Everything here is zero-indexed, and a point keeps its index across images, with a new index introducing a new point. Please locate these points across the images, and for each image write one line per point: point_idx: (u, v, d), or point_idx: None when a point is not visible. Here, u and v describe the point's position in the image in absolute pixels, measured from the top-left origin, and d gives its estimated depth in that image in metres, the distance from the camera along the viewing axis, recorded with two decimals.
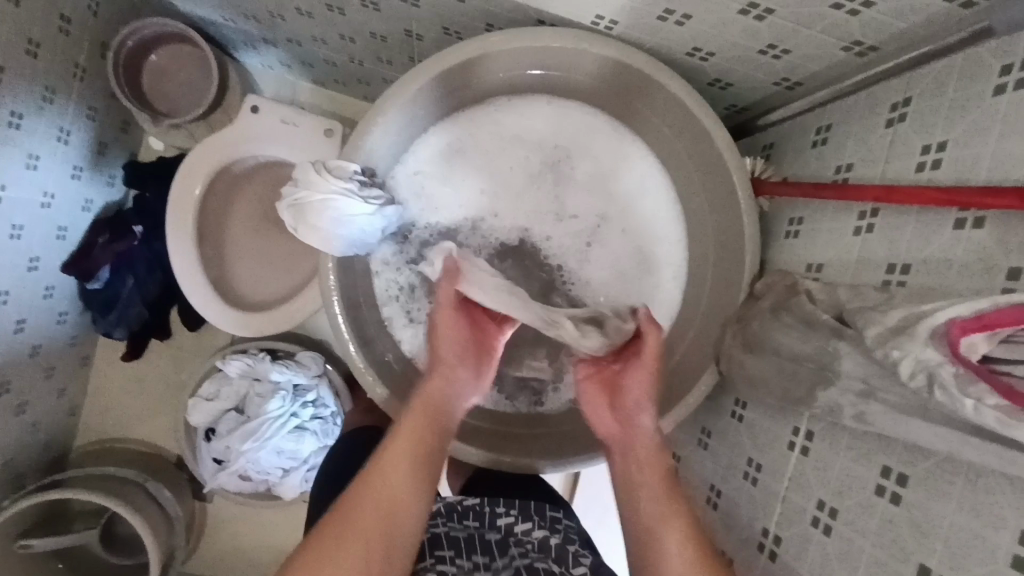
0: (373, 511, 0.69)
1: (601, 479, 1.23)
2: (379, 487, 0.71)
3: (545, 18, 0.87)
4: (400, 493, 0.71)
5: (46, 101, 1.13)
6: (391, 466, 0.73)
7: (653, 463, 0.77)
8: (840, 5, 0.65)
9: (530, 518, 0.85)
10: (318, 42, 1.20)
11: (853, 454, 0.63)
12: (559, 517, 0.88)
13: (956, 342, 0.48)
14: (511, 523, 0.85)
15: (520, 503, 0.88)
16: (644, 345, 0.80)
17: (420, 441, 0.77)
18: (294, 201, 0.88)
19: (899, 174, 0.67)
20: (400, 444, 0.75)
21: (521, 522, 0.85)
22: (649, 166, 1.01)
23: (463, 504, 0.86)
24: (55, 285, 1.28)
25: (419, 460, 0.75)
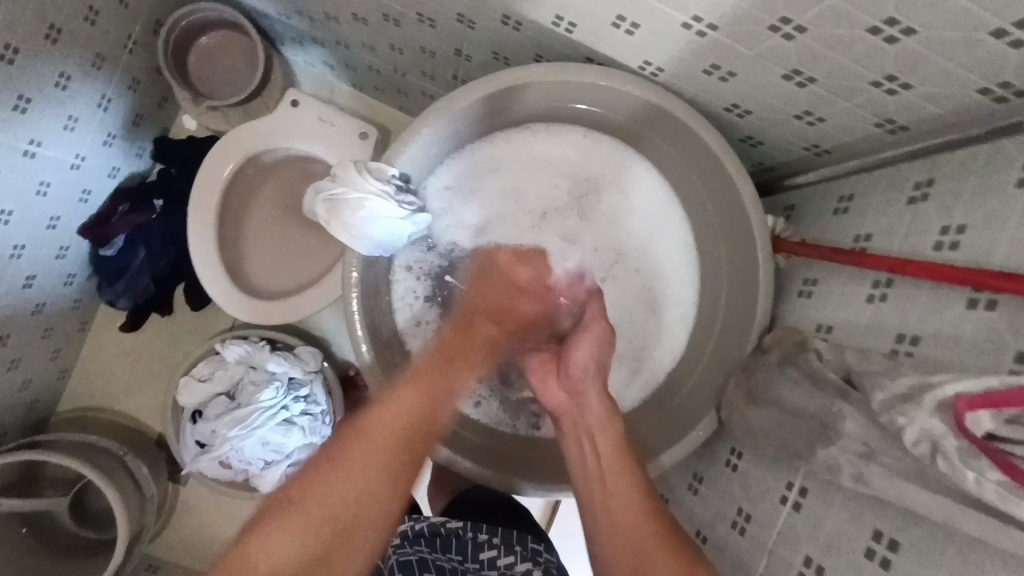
0: (348, 484, 0.65)
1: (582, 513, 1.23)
2: (357, 455, 0.66)
3: (593, 56, 0.90)
4: (379, 461, 0.67)
5: (94, 67, 1.16)
6: (376, 437, 0.68)
7: (604, 435, 0.77)
8: (879, 83, 0.68)
9: (512, 551, 0.83)
10: (366, 49, 1.23)
11: (846, 514, 0.64)
12: (539, 550, 0.86)
13: (961, 415, 0.49)
14: (493, 557, 0.82)
15: (504, 532, 0.86)
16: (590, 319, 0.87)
17: (413, 414, 0.71)
18: (330, 195, 0.91)
19: (916, 249, 0.70)
20: (387, 413, 0.70)
21: (504, 555, 0.82)
22: (672, 208, 1.03)
23: (446, 526, 0.84)
24: (69, 247, 1.28)
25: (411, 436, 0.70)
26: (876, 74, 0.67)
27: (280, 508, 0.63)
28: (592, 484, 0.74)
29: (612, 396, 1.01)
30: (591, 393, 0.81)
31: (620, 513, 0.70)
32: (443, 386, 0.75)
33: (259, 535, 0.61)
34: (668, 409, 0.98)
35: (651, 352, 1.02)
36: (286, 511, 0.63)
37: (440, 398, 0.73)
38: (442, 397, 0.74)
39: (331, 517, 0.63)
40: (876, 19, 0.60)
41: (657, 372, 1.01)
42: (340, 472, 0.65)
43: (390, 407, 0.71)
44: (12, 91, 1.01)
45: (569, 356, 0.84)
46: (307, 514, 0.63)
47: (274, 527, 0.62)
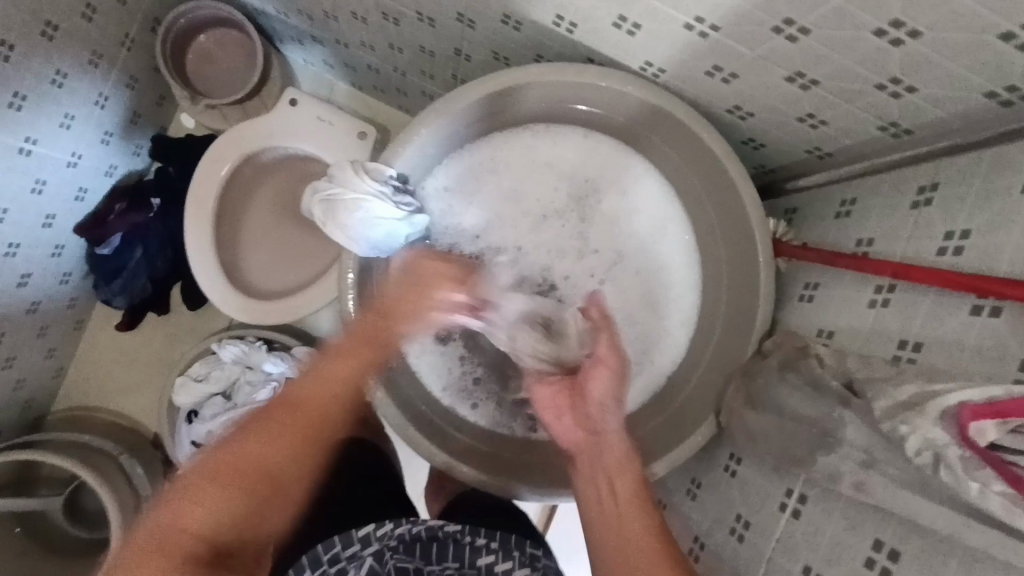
0: (239, 477, 0.67)
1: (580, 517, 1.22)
2: (273, 438, 0.69)
3: (594, 57, 0.89)
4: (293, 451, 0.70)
5: (91, 65, 1.15)
6: (295, 411, 0.71)
7: (618, 448, 0.75)
8: (883, 86, 0.67)
9: (509, 556, 0.82)
10: (365, 47, 1.22)
11: (846, 523, 0.63)
12: (537, 556, 0.85)
13: (965, 424, 0.48)
14: (489, 562, 0.81)
15: (501, 536, 0.85)
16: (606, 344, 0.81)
17: (301, 418, 0.71)
18: (326, 196, 0.89)
19: (919, 254, 0.69)
20: (333, 389, 0.74)
21: (501, 561, 0.81)
22: (673, 211, 1.02)
23: (443, 530, 0.82)
24: (65, 245, 1.27)
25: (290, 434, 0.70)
26: (881, 77, 0.66)
27: (212, 469, 0.67)
28: (592, 507, 0.72)
29: None
30: (609, 427, 0.77)
31: (616, 512, 0.70)
32: (345, 382, 0.74)
33: (190, 499, 0.65)
34: (667, 413, 0.97)
35: (651, 355, 1.01)
36: (217, 479, 0.67)
37: (341, 395, 0.74)
38: (344, 394, 0.74)
39: (252, 485, 0.68)
40: (880, 21, 0.60)
41: (656, 376, 1.00)
42: (255, 447, 0.69)
43: (290, 393, 0.72)
44: (7, 88, 1.00)
45: (588, 396, 0.79)
46: (238, 485, 0.67)
47: (201, 494, 0.66)
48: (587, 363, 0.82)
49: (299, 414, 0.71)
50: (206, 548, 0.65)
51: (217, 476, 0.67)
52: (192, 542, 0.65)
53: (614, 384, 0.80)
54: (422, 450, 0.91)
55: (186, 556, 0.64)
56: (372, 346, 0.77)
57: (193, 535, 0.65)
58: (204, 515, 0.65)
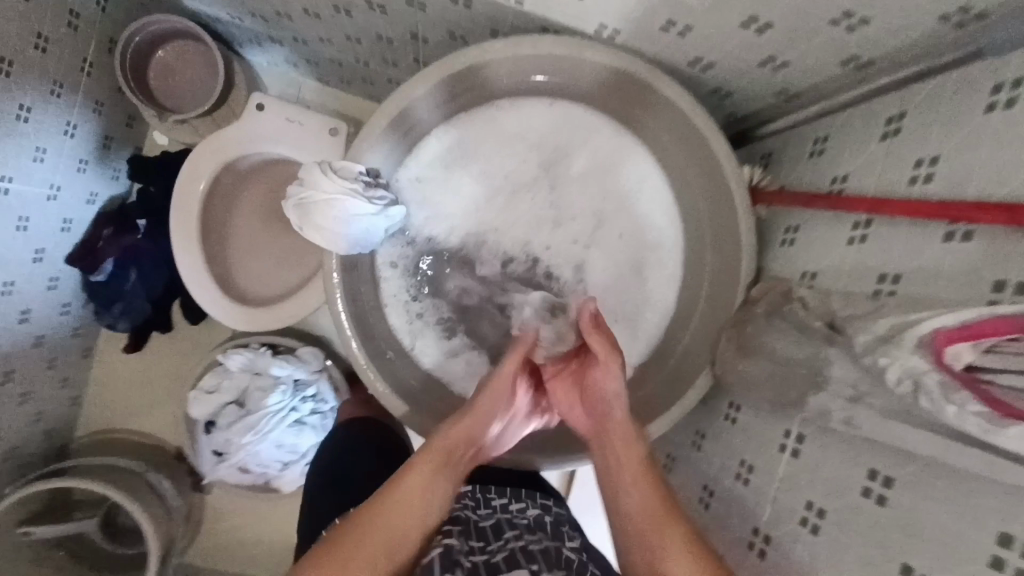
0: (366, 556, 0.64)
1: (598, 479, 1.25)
2: (391, 526, 0.67)
3: (549, 26, 0.88)
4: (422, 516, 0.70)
5: (54, 94, 1.15)
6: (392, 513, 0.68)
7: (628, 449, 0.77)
8: (837, 21, 0.67)
9: (522, 500, 0.86)
10: (324, 42, 1.21)
11: (843, 457, 0.65)
12: (549, 504, 0.89)
13: (941, 350, 0.51)
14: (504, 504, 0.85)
15: (512, 490, 0.88)
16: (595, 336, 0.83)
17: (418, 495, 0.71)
18: (299, 200, 0.91)
19: (891, 187, 0.69)
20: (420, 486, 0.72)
21: (514, 502, 0.85)
22: (649, 168, 1.02)
23: (458, 488, 0.85)
24: (59, 277, 1.29)
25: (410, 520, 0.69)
26: (834, 13, 0.66)
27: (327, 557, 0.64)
28: (626, 497, 0.73)
29: None
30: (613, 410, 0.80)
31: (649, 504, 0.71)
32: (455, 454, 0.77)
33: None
34: (666, 370, 0.99)
35: (644, 312, 1.02)
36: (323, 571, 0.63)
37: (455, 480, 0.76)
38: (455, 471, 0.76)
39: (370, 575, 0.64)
40: None
41: (651, 336, 1.01)
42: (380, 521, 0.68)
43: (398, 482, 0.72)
44: None
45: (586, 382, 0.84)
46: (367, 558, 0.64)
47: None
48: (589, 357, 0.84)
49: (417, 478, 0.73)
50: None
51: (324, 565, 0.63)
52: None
53: (609, 370, 0.81)
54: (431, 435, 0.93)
55: None
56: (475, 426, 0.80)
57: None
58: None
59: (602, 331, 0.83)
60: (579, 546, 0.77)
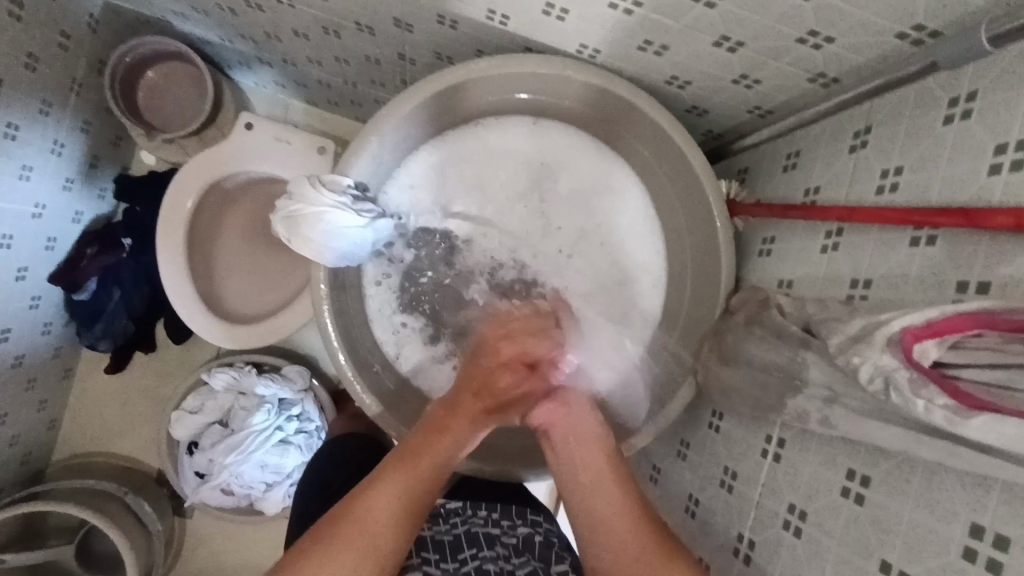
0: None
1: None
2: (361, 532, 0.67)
3: (533, 45, 0.91)
4: (390, 533, 0.68)
5: (42, 113, 1.16)
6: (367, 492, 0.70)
7: (592, 452, 0.80)
8: (804, 40, 0.70)
9: (512, 517, 0.88)
10: (313, 64, 1.24)
11: (821, 460, 0.66)
12: (540, 521, 0.90)
13: (909, 347, 0.51)
14: (494, 519, 0.87)
15: (502, 506, 0.90)
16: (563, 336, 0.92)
17: (388, 517, 0.69)
18: (287, 213, 0.92)
19: (861, 196, 0.72)
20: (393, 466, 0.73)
21: (504, 518, 0.87)
22: (630, 182, 1.05)
23: (446, 506, 0.88)
24: (41, 296, 1.28)
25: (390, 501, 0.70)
26: (800, 31, 0.69)
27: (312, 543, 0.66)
28: (596, 497, 0.76)
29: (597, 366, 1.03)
30: (576, 399, 0.86)
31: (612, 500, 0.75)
32: (426, 470, 0.74)
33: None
34: (649, 381, 1.01)
35: (629, 321, 1.03)
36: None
37: (424, 498, 0.73)
38: (427, 485, 0.74)
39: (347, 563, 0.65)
40: None
41: (636, 346, 1.03)
42: (343, 539, 0.66)
43: (366, 498, 0.69)
44: None
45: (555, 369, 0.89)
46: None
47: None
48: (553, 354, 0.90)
49: (387, 496, 0.70)
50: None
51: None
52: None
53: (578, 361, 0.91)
54: None
55: None
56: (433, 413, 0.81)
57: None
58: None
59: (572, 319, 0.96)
60: (568, 570, 0.81)
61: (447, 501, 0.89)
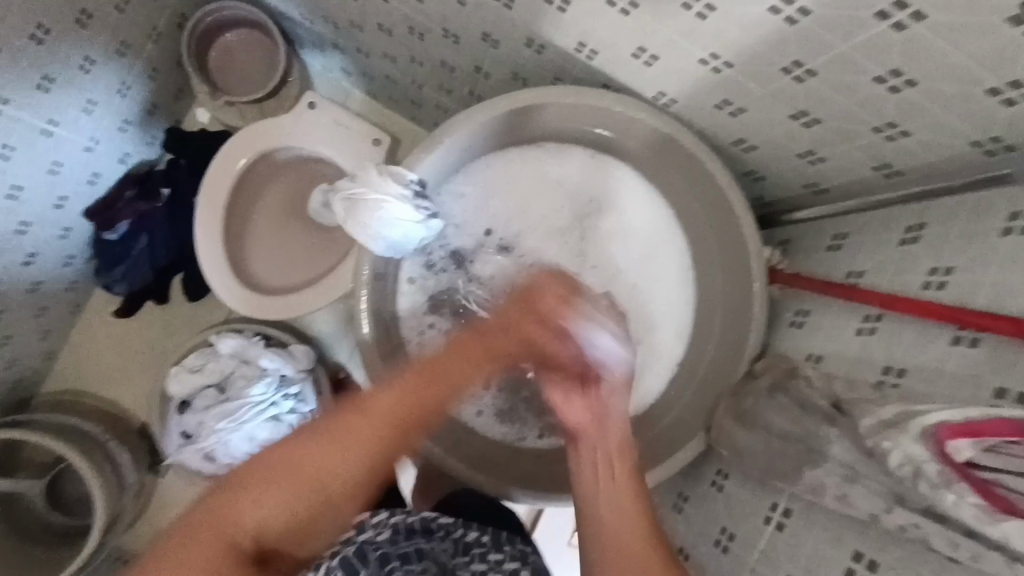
0: (296, 489, 0.63)
1: (566, 529, 1.24)
2: (315, 469, 0.63)
3: (610, 83, 0.95)
4: (352, 470, 0.64)
5: (118, 54, 1.19)
6: (341, 436, 0.64)
7: (618, 459, 0.73)
8: (879, 129, 0.73)
9: (501, 549, 0.85)
10: (386, 59, 1.27)
11: (828, 536, 0.66)
12: (528, 552, 0.88)
13: (943, 442, 0.52)
14: (482, 551, 0.84)
15: (493, 531, 0.88)
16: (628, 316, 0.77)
17: (358, 448, 0.64)
18: (348, 195, 0.96)
19: (904, 288, 0.74)
20: (383, 407, 0.65)
21: (493, 552, 0.84)
22: (673, 232, 1.06)
23: (436, 522, 0.84)
24: (73, 228, 1.29)
25: (362, 454, 0.64)
26: (877, 120, 0.72)
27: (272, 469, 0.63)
28: (602, 506, 0.70)
29: None
30: (614, 413, 0.75)
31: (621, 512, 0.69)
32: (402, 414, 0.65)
33: (243, 498, 0.62)
34: (657, 429, 1.02)
35: (648, 368, 1.04)
36: (255, 478, 0.63)
37: (408, 440, 0.66)
38: (400, 435, 0.65)
39: (295, 500, 0.63)
40: (879, 69, 0.66)
41: (647, 396, 1.03)
42: (314, 455, 0.64)
43: (346, 430, 0.64)
44: (36, 70, 1.04)
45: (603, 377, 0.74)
46: (293, 490, 0.63)
47: (257, 495, 0.63)
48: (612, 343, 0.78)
49: (363, 426, 0.65)
50: (252, 546, 0.62)
51: (255, 473, 0.63)
52: (245, 539, 0.62)
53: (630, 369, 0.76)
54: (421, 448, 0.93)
55: (230, 549, 0.61)
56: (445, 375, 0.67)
57: (247, 532, 0.62)
58: (261, 514, 0.62)
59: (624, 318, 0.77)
60: None
61: (438, 515, 0.85)
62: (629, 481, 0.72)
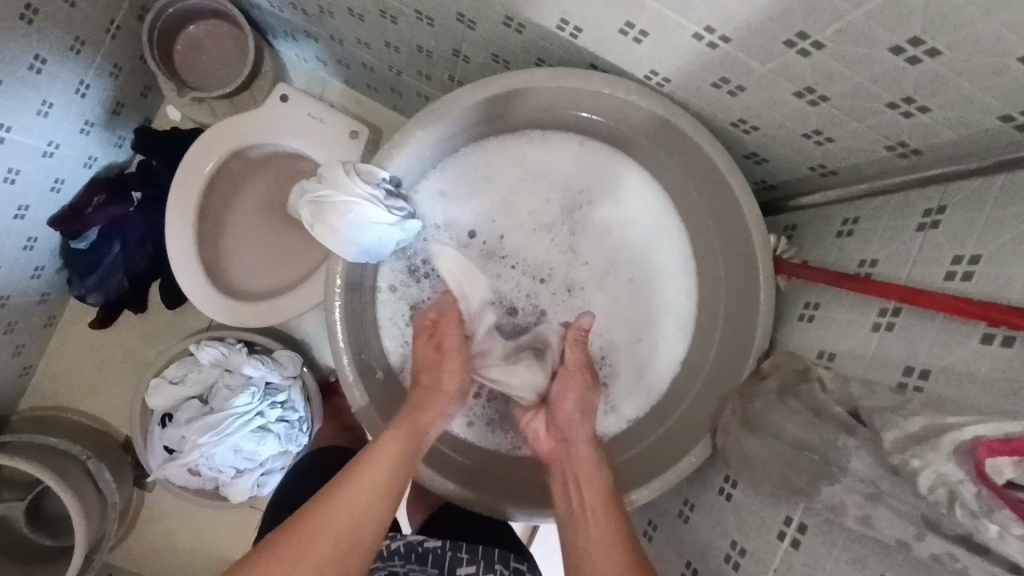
0: None
1: None
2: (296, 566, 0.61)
3: (597, 63, 0.88)
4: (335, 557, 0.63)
5: (73, 51, 1.11)
6: (320, 525, 0.65)
7: (598, 495, 0.76)
8: (895, 105, 0.66)
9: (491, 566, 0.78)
10: (361, 46, 1.19)
11: (849, 556, 0.60)
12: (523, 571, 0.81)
13: (981, 461, 0.47)
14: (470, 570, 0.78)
15: (485, 549, 0.81)
16: (570, 364, 0.89)
17: (337, 529, 0.65)
18: (315, 198, 0.89)
19: (926, 278, 0.67)
20: (352, 488, 0.69)
21: None
22: (669, 219, 1.01)
23: (424, 545, 0.80)
24: (38, 238, 1.22)
25: (343, 534, 0.65)
26: (893, 95, 0.65)
27: None
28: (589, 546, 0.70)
29: (611, 403, 0.99)
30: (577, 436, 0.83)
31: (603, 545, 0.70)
32: (372, 488, 0.70)
33: None
34: (660, 431, 0.96)
35: (647, 366, 1.00)
36: None
37: (382, 505, 0.70)
38: (374, 505, 0.69)
39: None
40: (897, 39, 0.58)
41: (646, 395, 0.99)
42: (290, 554, 0.62)
43: (321, 517, 0.65)
44: None
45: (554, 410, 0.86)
46: None
47: None
48: (558, 384, 0.88)
49: (337, 511, 0.66)
50: None
51: None
52: None
53: (582, 398, 0.87)
54: None
55: None
56: (396, 443, 0.76)
57: None
58: None
59: (580, 351, 0.90)
60: None
61: (427, 538, 0.82)
62: (609, 514, 0.73)
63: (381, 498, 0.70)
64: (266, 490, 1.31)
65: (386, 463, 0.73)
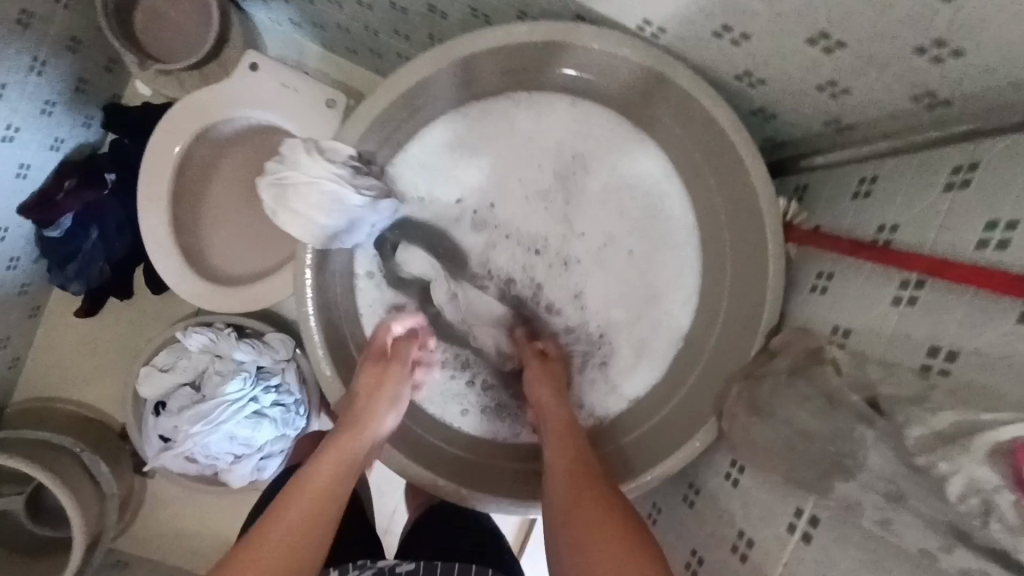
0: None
1: None
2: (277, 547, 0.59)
3: (584, 14, 0.79)
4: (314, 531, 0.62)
5: (21, 25, 1.03)
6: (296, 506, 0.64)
7: (597, 494, 0.68)
8: (923, 49, 0.57)
9: None
10: (332, 5, 1.10)
11: (865, 557, 0.55)
12: None
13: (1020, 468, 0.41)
14: None
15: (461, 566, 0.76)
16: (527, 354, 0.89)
17: (314, 506, 0.64)
18: (275, 180, 0.82)
19: (953, 245, 0.59)
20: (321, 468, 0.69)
21: None
22: (670, 183, 0.93)
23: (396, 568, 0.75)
24: (9, 228, 1.17)
25: (318, 509, 0.64)
26: (921, 38, 0.56)
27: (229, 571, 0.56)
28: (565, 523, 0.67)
29: (612, 382, 0.94)
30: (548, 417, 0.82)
31: (607, 539, 0.62)
32: (340, 465, 0.70)
33: None
34: (663, 412, 0.90)
35: (648, 342, 0.94)
36: None
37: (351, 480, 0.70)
38: (345, 480, 0.69)
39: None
40: None
41: (649, 373, 0.94)
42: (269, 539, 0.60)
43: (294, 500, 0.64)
44: None
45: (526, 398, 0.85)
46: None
47: None
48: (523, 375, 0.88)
49: (310, 491, 0.66)
50: None
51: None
52: None
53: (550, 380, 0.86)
54: (391, 460, 0.82)
55: None
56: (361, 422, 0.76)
57: None
58: None
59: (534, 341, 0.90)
60: None
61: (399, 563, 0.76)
62: (614, 512, 0.65)
63: (350, 473, 0.70)
64: (268, 474, 1.28)
65: (352, 439, 0.73)
